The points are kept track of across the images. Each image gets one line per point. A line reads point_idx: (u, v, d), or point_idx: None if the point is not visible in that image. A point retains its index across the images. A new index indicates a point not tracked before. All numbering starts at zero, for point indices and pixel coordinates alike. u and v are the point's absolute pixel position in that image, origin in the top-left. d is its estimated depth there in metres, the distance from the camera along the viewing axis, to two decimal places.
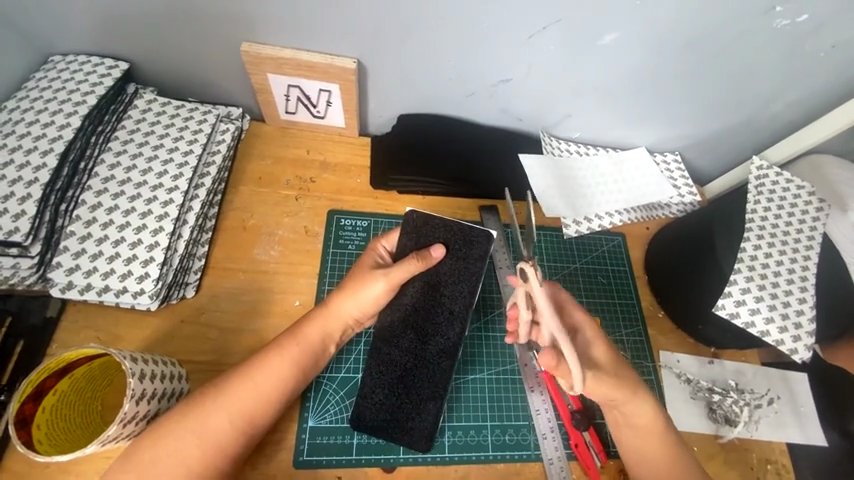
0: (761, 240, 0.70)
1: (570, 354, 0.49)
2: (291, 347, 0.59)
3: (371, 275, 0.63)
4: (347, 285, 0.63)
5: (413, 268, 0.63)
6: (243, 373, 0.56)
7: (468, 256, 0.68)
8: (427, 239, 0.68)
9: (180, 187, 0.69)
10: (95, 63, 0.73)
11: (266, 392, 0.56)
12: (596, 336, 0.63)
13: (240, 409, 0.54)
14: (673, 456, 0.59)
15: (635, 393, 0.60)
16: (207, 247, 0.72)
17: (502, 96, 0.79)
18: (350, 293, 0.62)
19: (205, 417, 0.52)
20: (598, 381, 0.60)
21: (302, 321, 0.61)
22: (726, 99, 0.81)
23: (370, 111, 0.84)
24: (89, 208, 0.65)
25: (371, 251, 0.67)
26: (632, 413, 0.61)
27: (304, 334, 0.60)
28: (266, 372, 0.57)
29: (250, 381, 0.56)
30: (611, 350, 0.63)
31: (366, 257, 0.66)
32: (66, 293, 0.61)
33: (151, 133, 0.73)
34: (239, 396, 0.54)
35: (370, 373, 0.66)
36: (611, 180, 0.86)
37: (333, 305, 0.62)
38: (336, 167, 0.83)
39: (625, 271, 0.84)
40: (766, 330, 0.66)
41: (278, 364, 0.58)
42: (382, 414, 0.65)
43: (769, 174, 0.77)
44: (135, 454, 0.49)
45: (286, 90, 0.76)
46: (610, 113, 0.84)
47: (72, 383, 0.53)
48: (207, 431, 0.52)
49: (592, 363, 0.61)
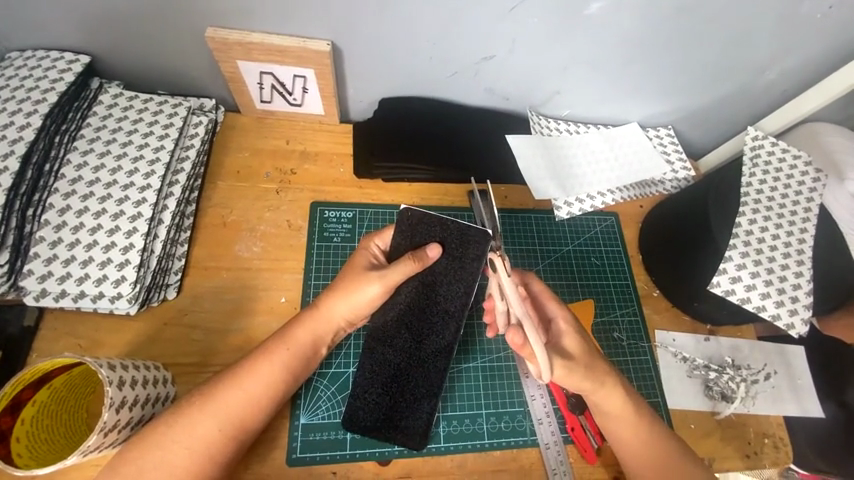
0: (757, 215, 0.68)
1: (538, 343, 0.51)
2: (282, 352, 0.57)
3: (365, 277, 0.60)
4: (341, 286, 0.60)
5: (408, 270, 0.59)
6: (229, 378, 0.55)
7: (465, 259, 0.61)
8: (421, 236, 0.62)
9: (153, 185, 0.66)
10: (54, 57, 0.69)
11: (257, 399, 0.55)
12: (568, 326, 0.61)
13: (229, 416, 0.53)
14: (646, 442, 0.60)
15: (604, 383, 0.59)
16: (186, 246, 0.70)
17: (486, 74, 0.76)
18: (344, 294, 0.60)
19: (191, 425, 0.51)
20: (566, 373, 0.58)
21: (294, 323, 0.59)
22: (720, 69, 0.77)
23: (349, 96, 0.80)
24: (58, 211, 0.62)
25: (364, 249, 0.64)
26: (603, 403, 0.60)
27: (296, 338, 0.59)
28: (256, 378, 0.55)
29: (239, 389, 0.54)
30: (583, 340, 0.61)
31: (360, 256, 0.63)
32: (40, 301, 0.59)
33: (118, 129, 0.69)
34: (226, 403, 0.53)
35: (363, 372, 0.65)
36: (602, 158, 0.83)
37: (326, 308, 0.60)
38: (317, 157, 0.80)
39: (618, 252, 0.82)
40: (762, 305, 0.65)
41: (269, 369, 0.56)
42: (377, 414, 0.64)
43: (764, 144, 0.75)
44: (126, 461, 0.48)
45: (259, 78, 0.72)
46: (600, 88, 0.80)
47: (51, 393, 0.51)
48: (196, 438, 0.51)
49: (562, 354, 0.59)
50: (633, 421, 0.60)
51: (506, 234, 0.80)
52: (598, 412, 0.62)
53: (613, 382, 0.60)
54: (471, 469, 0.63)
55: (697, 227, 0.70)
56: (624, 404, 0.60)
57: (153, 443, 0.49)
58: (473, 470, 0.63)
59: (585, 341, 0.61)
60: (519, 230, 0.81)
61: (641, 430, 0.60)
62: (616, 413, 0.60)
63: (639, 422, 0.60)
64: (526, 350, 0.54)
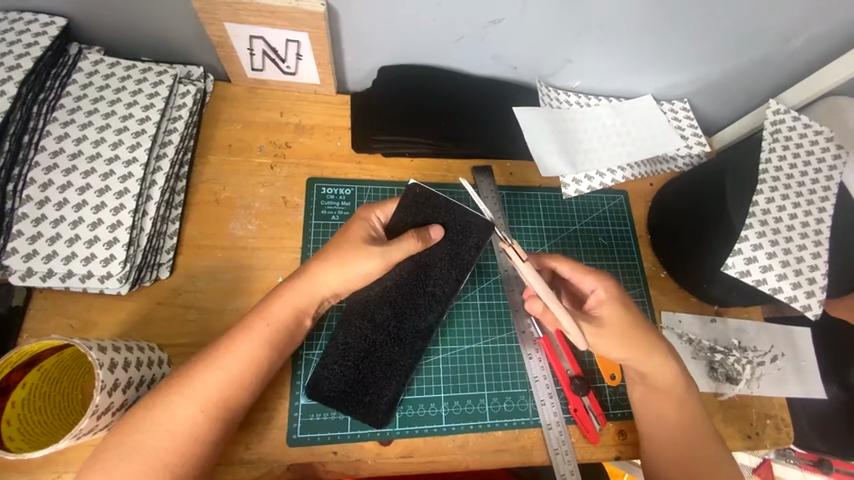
0: (775, 193, 0.64)
1: (566, 317, 0.53)
2: (258, 326, 0.56)
3: (364, 249, 0.58)
4: (332, 256, 0.58)
5: (407, 247, 0.58)
6: (208, 357, 0.53)
7: (460, 248, 0.63)
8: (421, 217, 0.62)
9: (139, 158, 0.62)
10: (27, 19, 0.63)
11: (237, 375, 0.53)
12: (606, 295, 0.60)
13: (211, 398, 0.51)
14: (684, 412, 0.61)
15: (649, 351, 0.60)
16: (178, 224, 0.67)
17: (493, 41, 0.71)
18: (337, 264, 0.58)
19: (170, 407, 0.50)
20: (598, 340, 0.59)
21: (274, 297, 0.57)
22: (744, 35, 0.72)
23: (347, 64, 0.75)
24: (40, 186, 0.59)
25: (363, 219, 0.61)
26: (659, 376, 0.61)
27: (274, 312, 0.56)
28: (234, 355, 0.54)
29: (217, 369, 0.53)
30: (623, 309, 0.60)
31: (355, 225, 0.60)
32: (27, 280, 0.57)
33: (100, 99, 0.65)
34: (204, 384, 0.52)
35: (335, 343, 0.64)
36: (613, 132, 0.79)
37: (317, 280, 0.58)
38: (313, 130, 0.76)
39: (626, 230, 0.80)
40: (778, 287, 0.63)
41: (250, 345, 0.55)
42: (339, 386, 0.63)
43: (785, 119, 0.71)
44: (124, 445, 0.48)
45: (249, 44, 0.67)
46: (613, 59, 0.76)
47: (42, 375, 0.50)
48: (180, 423, 0.50)
49: (594, 322, 0.59)
50: (678, 400, 0.61)
51: (510, 212, 0.77)
52: (642, 383, 0.63)
53: (659, 351, 0.60)
54: (472, 449, 0.63)
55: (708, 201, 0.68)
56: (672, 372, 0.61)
57: (151, 426, 0.49)
58: (475, 450, 0.63)
59: (625, 312, 0.59)
60: (525, 208, 0.78)
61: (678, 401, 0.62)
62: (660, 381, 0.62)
63: (684, 397, 0.61)
64: (548, 316, 0.59)
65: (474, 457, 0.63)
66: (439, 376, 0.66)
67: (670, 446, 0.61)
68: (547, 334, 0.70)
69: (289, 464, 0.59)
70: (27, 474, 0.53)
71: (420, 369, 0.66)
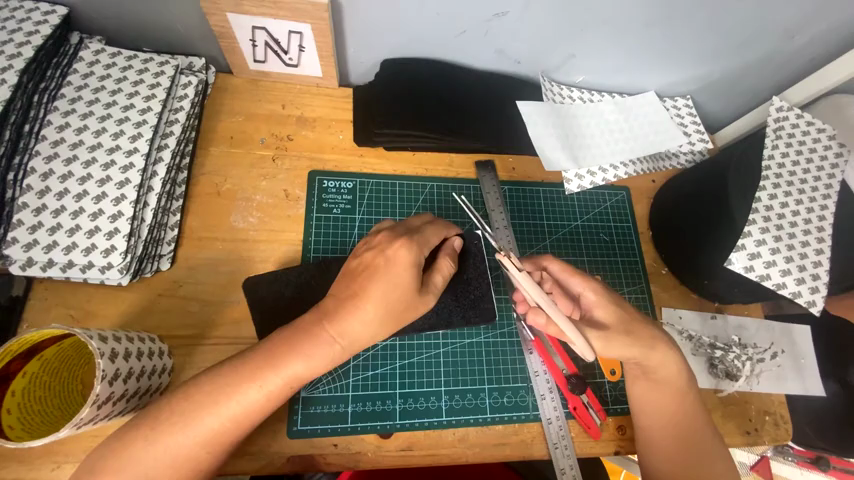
0: (778, 190, 0.64)
1: (565, 323, 0.51)
2: (267, 377, 0.48)
3: (420, 301, 0.53)
4: (382, 316, 0.50)
5: (450, 270, 0.58)
6: (204, 395, 0.47)
7: (470, 247, 0.69)
8: (443, 223, 0.61)
9: (140, 149, 0.62)
10: (27, 8, 0.63)
11: (241, 416, 0.48)
12: (598, 297, 0.60)
13: (204, 436, 0.47)
14: (684, 405, 0.61)
15: (654, 347, 0.59)
16: (179, 215, 0.67)
17: (497, 34, 0.71)
18: (380, 322, 0.50)
19: (158, 440, 0.46)
20: (606, 345, 0.58)
21: (294, 353, 0.49)
22: (749, 31, 0.72)
23: (349, 57, 0.75)
24: (41, 176, 0.58)
25: (408, 264, 0.51)
26: (662, 371, 0.60)
27: (294, 369, 0.49)
28: (240, 403, 0.48)
29: (217, 412, 0.47)
30: (616, 307, 0.60)
31: (408, 277, 0.51)
32: (27, 270, 0.56)
33: (101, 89, 0.65)
34: (204, 425, 0.47)
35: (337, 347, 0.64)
36: (617, 129, 0.79)
37: (360, 345, 0.51)
38: (315, 122, 0.76)
39: (628, 227, 0.80)
40: (783, 282, 0.62)
41: (260, 392, 0.48)
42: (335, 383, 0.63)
43: (788, 116, 0.71)
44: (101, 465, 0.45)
45: (251, 34, 0.66)
46: (617, 55, 0.76)
47: (42, 365, 0.50)
48: (167, 459, 0.46)
49: (596, 328, 0.58)
50: (675, 397, 0.61)
51: (513, 209, 0.77)
52: (644, 377, 0.61)
53: (663, 346, 0.59)
54: (471, 443, 0.63)
55: (720, 217, 0.66)
56: (680, 371, 0.60)
57: (146, 425, 0.46)
58: (475, 444, 0.63)
59: (616, 307, 0.60)
60: (527, 205, 0.78)
61: (685, 403, 0.61)
62: (669, 382, 0.61)
63: (684, 392, 0.61)
64: (552, 328, 0.56)
65: (475, 451, 0.63)
66: (439, 370, 0.66)
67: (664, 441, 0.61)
68: (537, 336, 0.69)
69: (290, 456, 0.59)
70: (27, 464, 0.53)
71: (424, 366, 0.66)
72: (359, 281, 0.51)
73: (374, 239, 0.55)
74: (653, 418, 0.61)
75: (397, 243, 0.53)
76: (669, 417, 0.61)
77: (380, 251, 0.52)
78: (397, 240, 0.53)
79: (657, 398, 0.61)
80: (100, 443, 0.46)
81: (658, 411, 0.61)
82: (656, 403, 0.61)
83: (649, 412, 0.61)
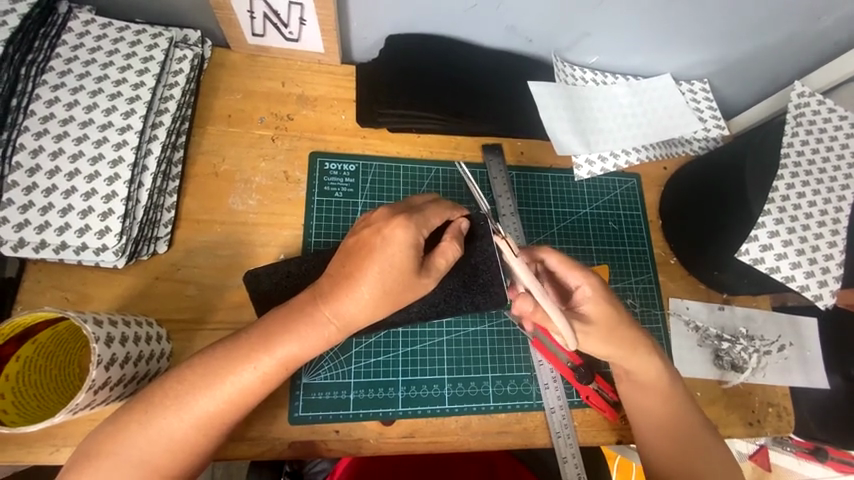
0: (796, 179, 0.61)
1: (557, 314, 0.49)
2: (263, 358, 0.47)
3: (416, 283, 0.50)
4: (377, 298, 0.48)
5: (455, 255, 0.53)
6: (201, 374, 0.46)
7: (474, 226, 0.61)
8: (448, 203, 0.57)
9: (134, 126, 0.59)
10: None
11: (238, 397, 0.47)
12: (593, 292, 0.57)
13: (201, 420, 0.46)
14: (672, 406, 0.60)
15: (635, 351, 0.59)
16: (175, 196, 0.64)
17: (508, 10, 0.67)
18: (375, 302, 0.48)
19: (157, 423, 0.45)
20: (587, 339, 0.58)
21: (287, 332, 0.48)
22: (772, 11, 0.68)
23: (352, 32, 0.72)
24: (30, 153, 0.56)
25: (408, 244, 0.49)
26: (642, 375, 0.60)
27: (284, 349, 0.48)
28: (235, 384, 0.47)
29: (211, 392, 0.46)
30: (610, 306, 0.58)
31: (404, 258, 0.48)
32: (19, 251, 0.54)
33: (92, 62, 0.61)
34: (199, 406, 0.46)
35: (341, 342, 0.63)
36: (630, 112, 0.76)
37: (355, 327, 0.50)
38: (316, 101, 0.73)
39: (637, 215, 0.77)
40: (791, 275, 0.61)
41: (254, 374, 0.47)
42: (335, 370, 0.62)
43: (810, 102, 0.67)
44: (97, 452, 0.44)
45: (250, 6, 0.62)
46: (634, 33, 0.72)
47: (37, 348, 0.49)
48: (171, 441, 0.45)
49: (584, 322, 0.57)
50: (663, 398, 0.61)
51: (519, 193, 0.75)
52: (627, 379, 0.62)
53: (644, 351, 0.59)
54: (475, 430, 0.63)
55: (734, 204, 0.64)
56: (662, 374, 0.60)
57: (143, 410, 0.45)
58: (476, 432, 0.63)
59: (612, 306, 0.58)
60: (534, 191, 0.76)
61: (672, 405, 0.60)
62: (652, 384, 0.61)
63: (671, 394, 0.61)
64: (539, 316, 0.55)
65: (476, 439, 0.62)
66: (443, 358, 0.65)
67: (654, 441, 0.60)
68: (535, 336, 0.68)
69: (291, 442, 0.59)
70: (25, 446, 0.52)
71: (424, 356, 0.65)
72: (356, 261, 0.48)
73: (373, 218, 0.52)
74: (643, 418, 0.61)
75: (394, 222, 0.49)
76: (658, 417, 0.61)
77: (376, 230, 0.49)
78: (394, 219, 0.50)
79: (642, 399, 0.61)
80: (101, 423, 0.46)
81: (643, 410, 0.61)
82: (642, 403, 0.61)
83: (637, 412, 0.62)
